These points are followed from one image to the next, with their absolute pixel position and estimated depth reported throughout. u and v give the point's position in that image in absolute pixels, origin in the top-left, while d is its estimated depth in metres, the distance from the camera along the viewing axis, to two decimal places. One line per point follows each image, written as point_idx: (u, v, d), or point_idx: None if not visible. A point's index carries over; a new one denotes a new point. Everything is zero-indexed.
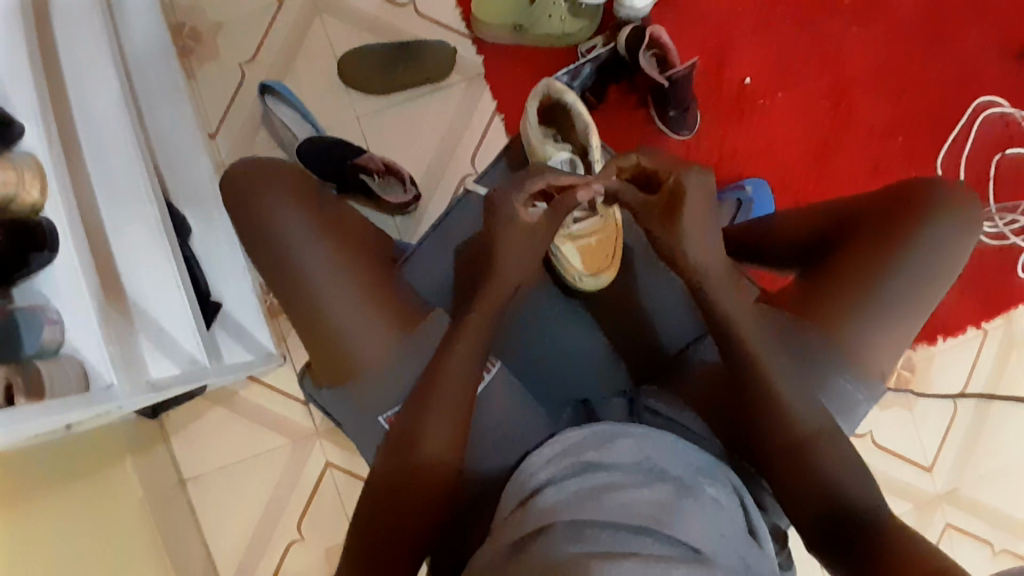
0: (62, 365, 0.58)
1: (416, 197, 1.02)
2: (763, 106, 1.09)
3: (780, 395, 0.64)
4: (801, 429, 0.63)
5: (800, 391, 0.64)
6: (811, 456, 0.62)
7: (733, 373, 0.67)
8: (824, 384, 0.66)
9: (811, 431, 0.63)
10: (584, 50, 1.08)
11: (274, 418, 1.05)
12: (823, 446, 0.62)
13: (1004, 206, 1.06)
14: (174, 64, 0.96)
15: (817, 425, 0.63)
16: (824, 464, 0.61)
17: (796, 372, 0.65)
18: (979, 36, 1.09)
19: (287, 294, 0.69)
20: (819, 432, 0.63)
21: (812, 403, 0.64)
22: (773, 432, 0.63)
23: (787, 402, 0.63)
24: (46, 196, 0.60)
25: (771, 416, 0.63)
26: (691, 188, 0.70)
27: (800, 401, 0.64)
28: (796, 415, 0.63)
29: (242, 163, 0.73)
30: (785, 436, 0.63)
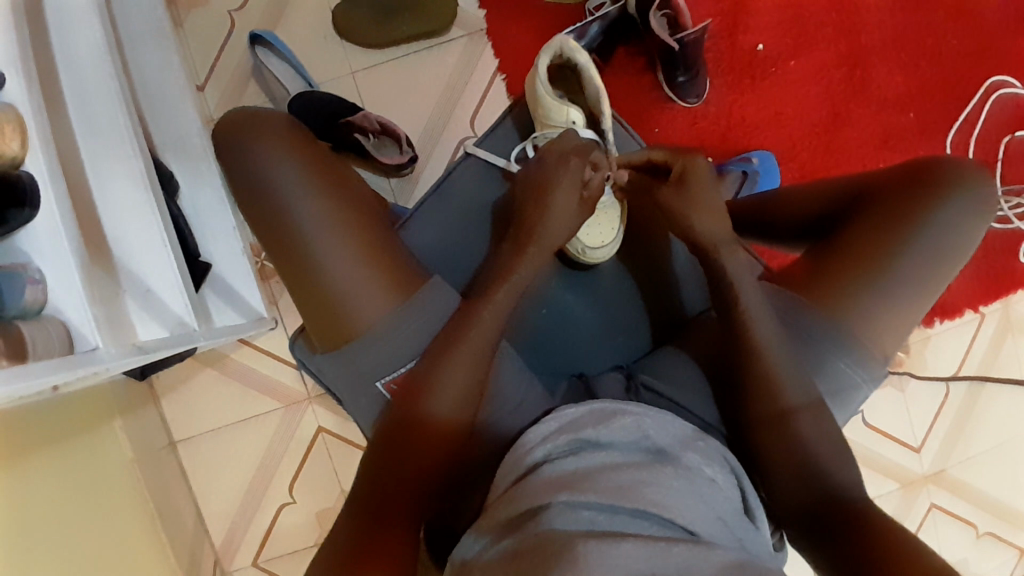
0: (46, 327, 0.56)
1: (412, 158, 0.99)
2: (775, 75, 1.06)
3: (774, 375, 0.64)
4: (794, 408, 0.63)
5: (797, 369, 0.64)
6: (807, 442, 0.62)
7: (731, 352, 0.66)
8: (819, 362, 0.65)
9: (805, 416, 0.63)
10: (593, 6, 1.03)
11: (265, 383, 1.04)
12: (817, 432, 0.63)
13: (1010, 190, 1.05)
14: (161, 10, 0.92)
15: (812, 410, 0.63)
16: (812, 442, 0.62)
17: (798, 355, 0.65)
18: (1003, 10, 1.05)
19: (281, 252, 0.68)
20: (811, 414, 0.63)
21: (804, 379, 0.64)
22: (764, 409, 0.64)
23: (785, 385, 0.63)
24: (26, 149, 0.58)
25: (764, 392, 0.64)
26: (699, 169, 0.74)
27: (792, 377, 0.64)
28: (785, 392, 0.63)
29: (235, 114, 0.71)
30: (777, 414, 0.63)
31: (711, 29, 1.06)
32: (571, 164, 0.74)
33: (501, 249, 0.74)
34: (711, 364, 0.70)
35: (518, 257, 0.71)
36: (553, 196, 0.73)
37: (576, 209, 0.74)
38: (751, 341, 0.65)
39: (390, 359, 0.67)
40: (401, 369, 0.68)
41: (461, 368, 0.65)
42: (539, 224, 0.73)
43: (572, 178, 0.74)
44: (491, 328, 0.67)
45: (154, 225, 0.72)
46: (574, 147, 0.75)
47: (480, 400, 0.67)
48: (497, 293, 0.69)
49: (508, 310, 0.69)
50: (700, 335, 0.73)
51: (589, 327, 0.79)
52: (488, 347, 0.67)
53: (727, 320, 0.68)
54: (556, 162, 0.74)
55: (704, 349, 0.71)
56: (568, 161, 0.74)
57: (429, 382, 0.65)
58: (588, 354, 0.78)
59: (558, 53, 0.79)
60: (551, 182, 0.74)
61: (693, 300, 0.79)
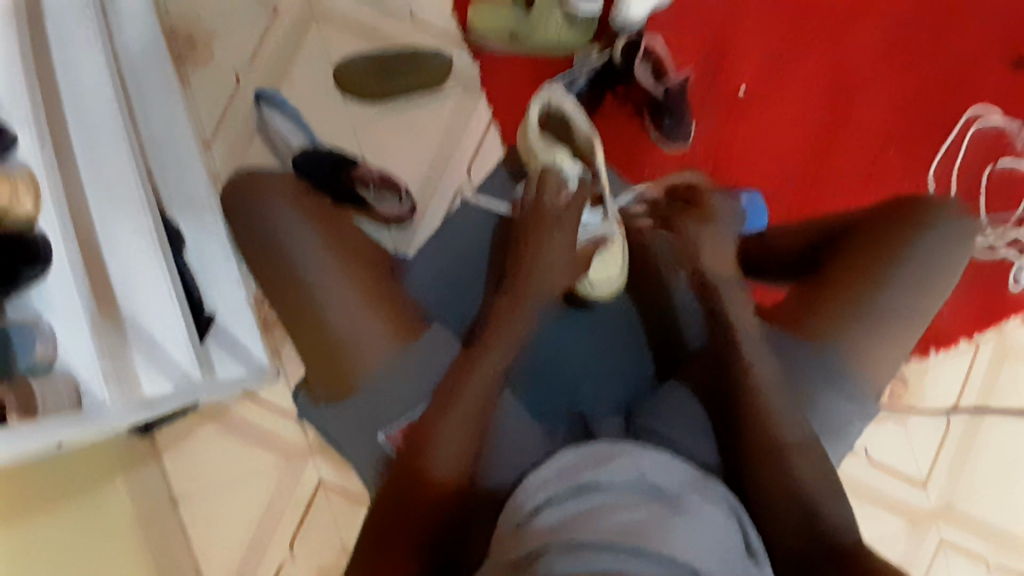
0: (56, 382, 0.57)
1: (411, 209, 1.03)
2: (757, 117, 1.10)
3: (767, 411, 0.64)
4: (792, 444, 0.63)
5: (790, 404, 0.65)
6: (802, 475, 0.62)
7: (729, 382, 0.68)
8: (814, 394, 0.66)
9: (805, 447, 0.63)
10: (579, 60, 1.06)
11: (267, 434, 1.04)
12: (815, 464, 0.63)
13: (997, 219, 1.08)
14: (169, 72, 0.96)
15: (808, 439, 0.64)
16: (808, 478, 0.62)
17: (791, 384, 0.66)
18: (975, 47, 1.10)
19: (287, 303, 0.71)
20: (810, 449, 0.63)
21: (796, 416, 0.64)
22: (761, 443, 0.64)
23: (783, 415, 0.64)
24: (39, 209, 0.60)
25: (761, 427, 0.64)
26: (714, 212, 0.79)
27: (786, 415, 0.64)
28: (782, 427, 0.64)
29: (249, 175, 0.76)
30: (774, 450, 0.63)
31: (694, 76, 1.11)
32: (558, 220, 0.76)
33: (497, 300, 0.74)
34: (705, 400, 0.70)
35: (511, 309, 0.72)
36: (544, 250, 0.75)
37: (566, 259, 0.75)
38: (745, 377, 0.66)
39: (390, 404, 0.68)
40: (402, 420, 0.68)
41: (462, 411, 0.65)
42: (530, 275, 0.74)
43: (559, 232, 0.75)
44: (487, 375, 0.68)
45: (159, 277, 0.73)
46: (559, 205, 0.77)
47: (479, 446, 0.66)
48: (493, 340, 0.70)
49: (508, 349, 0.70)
50: (697, 371, 0.73)
51: (583, 364, 0.81)
52: (484, 393, 0.67)
53: (722, 357, 0.69)
54: (542, 216, 0.76)
55: (698, 388, 0.71)
56: (552, 218, 0.76)
57: (428, 428, 0.65)
58: (585, 398, 0.78)
59: (547, 107, 0.85)
60: (540, 236, 0.75)
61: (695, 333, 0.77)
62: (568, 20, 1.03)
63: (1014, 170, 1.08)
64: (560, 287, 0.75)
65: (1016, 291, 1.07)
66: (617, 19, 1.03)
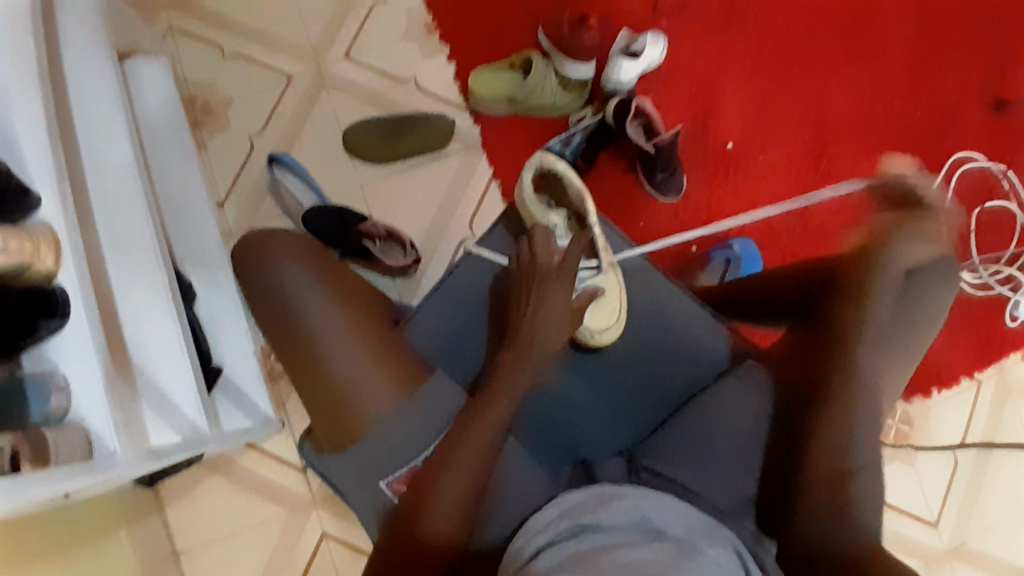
0: (69, 433, 0.58)
1: (416, 260, 1.05)
2: (746, 169, 1.15)
3: (834, 438, 0.65)
4: (858, 471, 0.63)
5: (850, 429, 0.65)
6: (849, 494, 0.62)
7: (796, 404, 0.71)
8: (874, 420, 0.65)
9: (852, 467, 0.63)
10: (575, 119, 1.14)
11: (271, 487, 1.04)
12: (857, 485, 0.62)
13: (987, 258, 1.11)
14: (185, 135, 1.01)
15: (859, 461, 0.64)
16: (873, 502, 0.62)
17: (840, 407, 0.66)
18: (952, 97, 1.16)
19: (294, 356, 0.72)
20: (866, 473, 0.63)
21: (875, 441, 0.65)
22: (829, 467, 0.64)
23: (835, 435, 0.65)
24: (60, 264, 0.61)
25: (833, 453, 0.64)
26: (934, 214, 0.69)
27: (852, 442, 0.64)
28: (847, 449, 0.64)
29: (256, 232, 0.77)
30: (847, 473, 0.63)
31: (684, 131, 1.16)
32: (557, 275, 0.75)
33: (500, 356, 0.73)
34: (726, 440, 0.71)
35: (513, 363, 0.71)
36: (543, 305, 0.73)
37: (564, 315, 0.74)
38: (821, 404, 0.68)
39: (390, 455, 0.68)
40: (406, 468, 0.68)
41: (467, 454, 0.65)
42: (530, 329, 0.73)
43: (556, 286, 0.75)
44: (493, 423, 0.67)
45: (171, 331, 0.75)
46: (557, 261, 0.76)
47: (481, 494, 0.66)
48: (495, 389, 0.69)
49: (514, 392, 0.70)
50: (728, 406, 0.73)
51: (590, 411, 0.80)
52: (485, 446, 0.66)
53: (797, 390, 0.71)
54: (541, 272, 0.75)
55: (696, 436, 0.72)
56: (551, 273, 0.75)
57: (434, 479, 0.65)
58: (590, 439, 0.79)
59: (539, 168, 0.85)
60: (539, 291, 0.74)
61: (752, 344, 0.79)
62: (562, 84, 1.11)
63: (1001, 212, 1.12)
64: (558, 344, 0.74)
65: (1013, 325, 1.10)
66: (608, 83, 1.12)
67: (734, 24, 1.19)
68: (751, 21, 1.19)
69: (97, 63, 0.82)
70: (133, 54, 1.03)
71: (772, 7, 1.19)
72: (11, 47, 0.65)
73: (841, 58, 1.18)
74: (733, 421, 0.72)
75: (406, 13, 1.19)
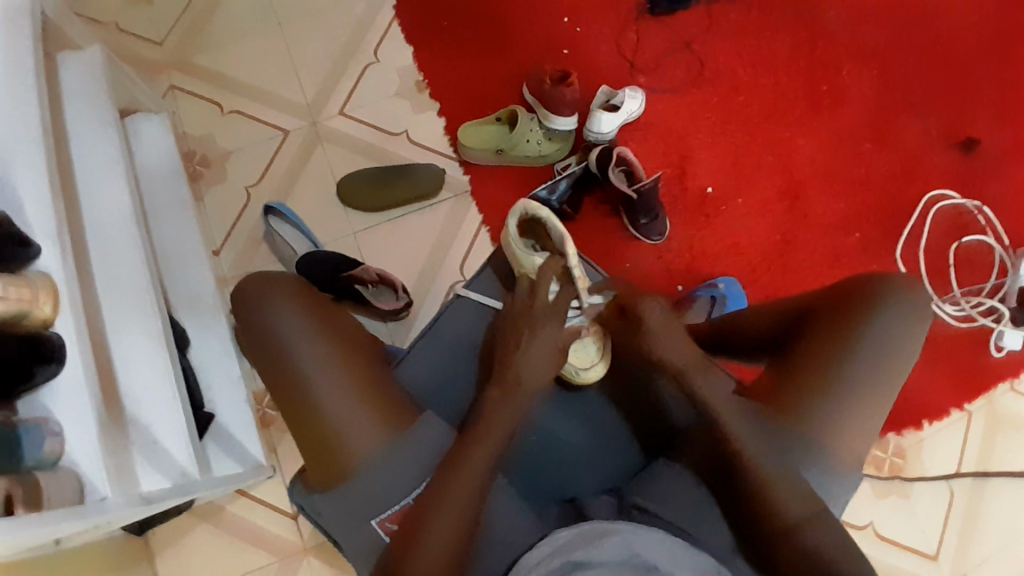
0: (61, 478, 0.58)
1: (408, 303, 1.08)
2: (725, 212, 1.19)
3: (775, 487, 0.65)
4: (799, 521, 0.64)
5: (787, 476, 0.66)
6: (800, 540, 0.64)
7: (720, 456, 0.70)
8: (819, 463, 0.68)
9: (800, 517, 0.64)
10: (559, 167, 1.18)
11: (262, 535, 1.02)
12: (812, 533, 0.64)
13: (967, 291, 1.16)
14: (184, 188, 1.04)
15: (807, 510, 0.65)
16: (832, 549, 0.63)
17: (773, 450, 0.68)
18: (920, 140, 1.22)
19: (286, 398, 0.72)
20: (810, 523, 0.64)
21: (802, 494, 0.65)
22: (772, 522, 0.65)
23: (771, 487, 0.65)
24: (58, 312, 0.62)
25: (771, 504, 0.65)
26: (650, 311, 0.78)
27: (791, 491, 0.65)
28: (782, 504, 0.65)
29: (253, 276, 0.78)
30: (781, 529, 0.64)
31: (664, 177, 1.21)
32: (544, 320, 0.78)
33: (487, 393, 0.75)
34: (707, 476, 0.71)
35: (500, 403, 0.73)
36: (529, 345, 0.77)
37: (549, 354, 0.77)
38: (758, 448, 0.68)
39: (380, 494, 0.69)
40: (397, 507, 0.69)
41: (464, 491, 0.66)
42: (519, 366, 0.75)
43: (539, 329, 0.78)
44: (481, 464, 0.68)
45: (166, 378, 0.75)
46: (545, 306, 0.80)
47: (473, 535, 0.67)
48: (480, 428, 0.70)
49: (507, 428, 0.71)
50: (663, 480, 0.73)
51: (581, 450, 0.81)
52: (472, 488, 0.66)
53: (740, 431, 0.69)
54: (525, 316, 0.79)
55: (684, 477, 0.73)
56: (538, 317, 0.79)
57: (421, 520, 0.65)
58: (581, 478, 0.80)
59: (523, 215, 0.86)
60: (525, 331, 0.78)
61: (681, 409, 0.80)
62: (548, 136, 1.16)
63: (979, 245, 1.17)
64: (545, 381, 0.76)
65: (997, 356, 1.12)
66: (590, 134, 1.17)
67: (707, 78, 1.26)
68: (725, 75, 1.26)
69: (99, 122, 0.85)
70: (135, 113, 1.07)
71: (743, 63, 1.26)
72: (21, 106, 0.68)
73: (810, 108, 1.24)
74: (675, 494, 0.71)
75: (397, 71, 1.25)
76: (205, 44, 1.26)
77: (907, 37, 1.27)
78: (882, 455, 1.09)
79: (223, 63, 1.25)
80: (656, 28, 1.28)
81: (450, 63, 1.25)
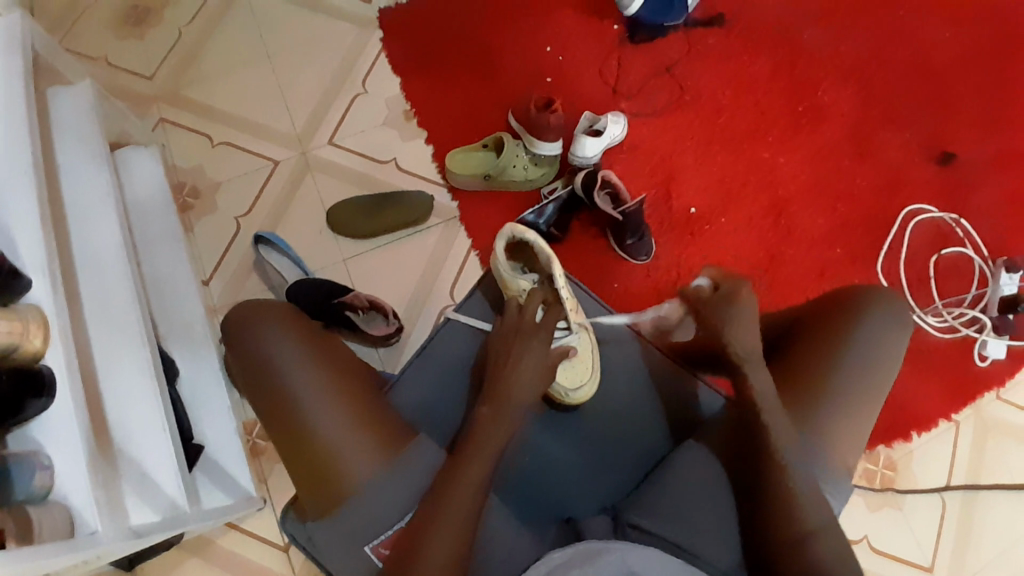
0: (52, 511, 0.57)
1: (398, 328, 1.09)
2: (711, 230, 1.21)
3: (779, 500, 0.66)
4: (807, 533, 0.64)
5: (807, 482, 0.66)
6: (805, 551, 0.64)
7: (743, 459, 0.71)
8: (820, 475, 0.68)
9: (813, 526, 0.65)
10: (546, 191, 1.20)
11: (255, 566, 1.01)
12: (817, 542, 0.64)
13: (950, 301, 1.18)
14: (174, 220, 1.05)
15: (821, 520, 0.65)
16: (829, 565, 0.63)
17: (800, 452, 0.68)
18: (898, 156, 1.26)
19: (280, 424, 0.72)
20: (820, 534, 0.65)
21: (818, 503, 0.66)
22: (783, 533, 0.65)
23: (798, 493, 0.66)
24: (48, 344, 0.61)
25: (785, 517, 0.65)
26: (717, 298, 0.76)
27: (796, 503, 0.65)
28: (802, 514, 0.65)
29: (244, 305, 0.78)
30: (791, 538, 0.65)
31: (651, 198, 1.23)
32: (530, 338, 0.79)
33: (478, 411, 0.74)
34: (733, 476, 0.71)
35: (494, 420, 0.73)
36: (519, 363, 0.77)
37: (539, 370, 0.77)
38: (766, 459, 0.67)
39: (379, 518, 0.69)
40: (390, 531, 0.69)
41: (461, 506, 0.66)
42: (509, 384, 0.75)
43: (527, 347, 0.78)
44: (475, 483, 0.68)
45: (154, 407, 0.74)
46: (531, 327, 0.80)
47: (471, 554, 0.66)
48: (472, 445, 0.70)
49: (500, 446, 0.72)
50: (657, 501, 0.73)
51: (573, 469, 0.81)
52: (467, 508, 0.66)
53: (750, 446, 0.70)
54: (514, 336, 0.79)
55: (672, 490, 0.73)
56: (525, 336, 0.79)
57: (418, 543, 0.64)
58: (574, 496, 0.80)
59: (511, 238, 0.88)
60: (514, 350, 0.78)
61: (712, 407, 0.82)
62: (534, 161, 1.18)
63: (958, 256, 1.20)
64: (536, 398, 0.77)
65: (982, 365, 1.14)
66: (575, 159, 1.21)
67: (689, 101, 1.29)
68: (706, 99, 1.29)
69: (88, 155, 0.86)
70: (125, 145, 1.09)
71: (723, 86, 1.30)
72: (12, 143, 0.69)
73: (790, 127, 1.28)
74: (669, 517, 0.71)
75: (385, 101, 1.27)
76: (195, 78, 1.28)
77: (881, 60, 1.31)
78: (873, 468, 1.10)
79: (213, 96, 1.27)
80: (637, 55, 1.31)
81: (437, 92, 1.27)
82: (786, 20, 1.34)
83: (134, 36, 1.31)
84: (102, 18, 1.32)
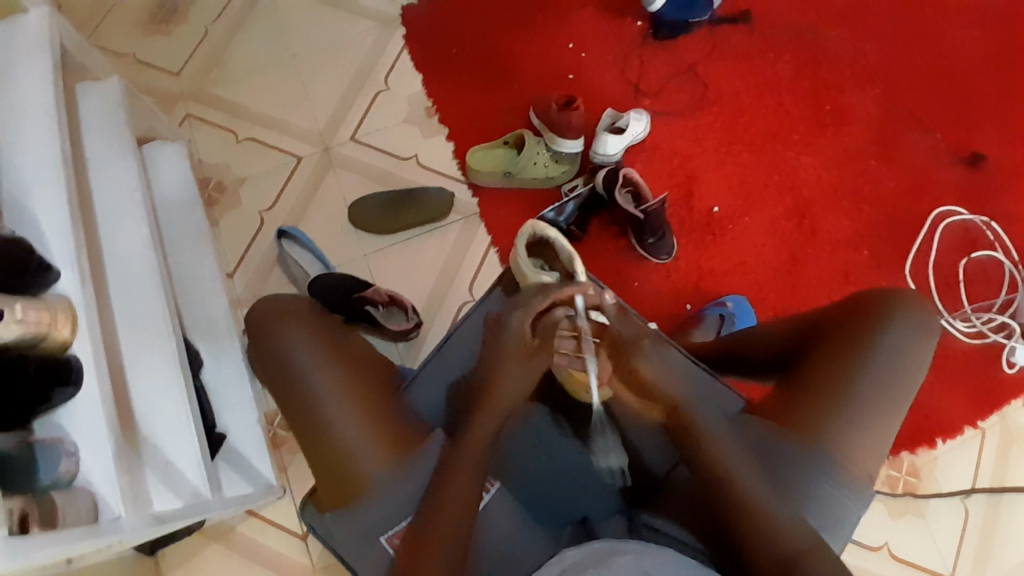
0: (76, 496, 0.58)
1: (417, 323, 1.09)
2: (733, 230, 1.20)
3: (767, 519, 0.65)
4: (800, 550, 0.63)
5: (782, 506, 0.66)
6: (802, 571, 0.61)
7: (713, 490, 0.69)
8: (829, 490, 0.68)
9: (802, 547, 0.63)
10: (567, 188, 1.20)
11: (272, 556, 1.02)
12: (814, 562, 0.62)
13: (977, 306, 1.15)
14: (198, 216, 1.07)
15: (809, 540, 0.63)
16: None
17: (770, 480, 0.68)
18: (927, 157, 1.23)
19: (296, 419, 0.73)
20: (811, 553, 0.62)
21: (804, 523, 0.64)
22: (774, 553, 0.63)
23: (773, 517, 0.65)
24: (76, 334, 0.63)
25: (766, 542, 0.64)
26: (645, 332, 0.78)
27: (785, 520, 0.64)
28: (784, 536, 0.64)
29: (265, 301, 0.79)
30: (786, 561, 0.62)
31: (671, 198, 1.22)
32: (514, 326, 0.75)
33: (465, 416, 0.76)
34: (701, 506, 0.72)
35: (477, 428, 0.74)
36: (502, 364, 0.75)
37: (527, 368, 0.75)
38: (730, 483, 0.68)
39: (389, 515, 0.70)
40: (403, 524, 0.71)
41: (454, 513, 0.67)
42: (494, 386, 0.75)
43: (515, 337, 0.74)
44: (466, 486, 0.69)
45: (178, 398, 0.76)
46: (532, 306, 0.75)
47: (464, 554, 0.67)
48: (465, 456, 0.71)
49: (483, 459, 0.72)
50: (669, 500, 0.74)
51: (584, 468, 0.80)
52: (460, 520, 0.67)
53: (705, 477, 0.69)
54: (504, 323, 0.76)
55: (689, 492, 0.74)
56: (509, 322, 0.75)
57: (421, 554, 0.65)
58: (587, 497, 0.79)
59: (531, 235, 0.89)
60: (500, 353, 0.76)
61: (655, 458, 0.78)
62: (554, 158, 1.18)
63: (987, 260, 1.17)
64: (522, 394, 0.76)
65: (1009, 371, 1.11)
66: (597, 156, 1.19)
67: (712, 101, 1.28)
68: (730, 98, 1.28)
69: (114, 151, 0.87)
70: (153, 141, 1.11)
71: (747, 86, 1.28)
72: (42, 136, 0.71)
73: (814, 128, 1.26)
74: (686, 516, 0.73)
75: (408, 98, 1.28)
76: (221, 76, 1.30)
77: (910, 60, 1.29)
78: (896, 474, 1.08)
79: (239, 93, 1.29)
80: (660, 54, 1.30)
81: (459, 90, 1.28)
82: (812, 19, 1.32)
83: (161, 33, 1.33)
84: (131, 16, 1.34)
